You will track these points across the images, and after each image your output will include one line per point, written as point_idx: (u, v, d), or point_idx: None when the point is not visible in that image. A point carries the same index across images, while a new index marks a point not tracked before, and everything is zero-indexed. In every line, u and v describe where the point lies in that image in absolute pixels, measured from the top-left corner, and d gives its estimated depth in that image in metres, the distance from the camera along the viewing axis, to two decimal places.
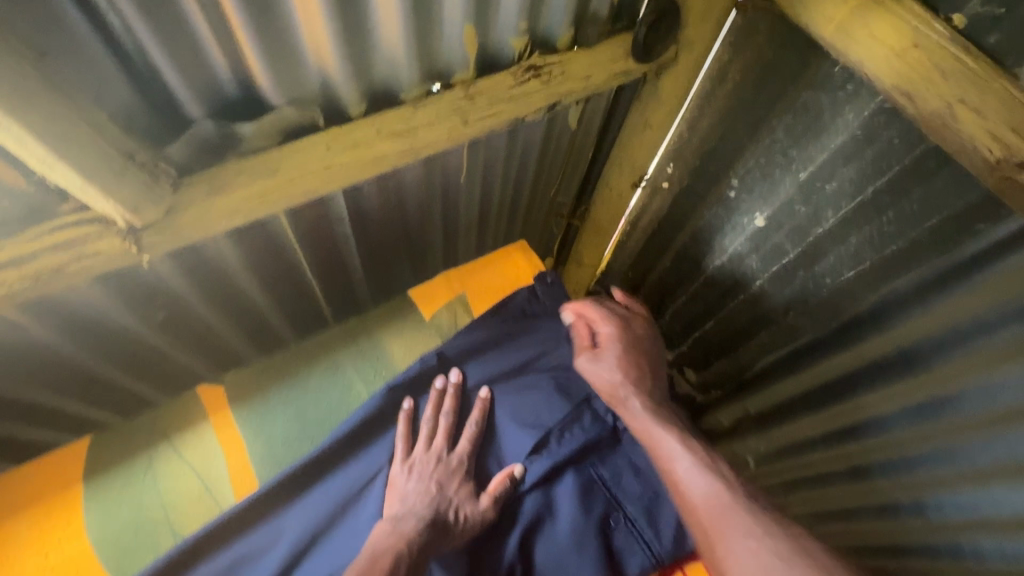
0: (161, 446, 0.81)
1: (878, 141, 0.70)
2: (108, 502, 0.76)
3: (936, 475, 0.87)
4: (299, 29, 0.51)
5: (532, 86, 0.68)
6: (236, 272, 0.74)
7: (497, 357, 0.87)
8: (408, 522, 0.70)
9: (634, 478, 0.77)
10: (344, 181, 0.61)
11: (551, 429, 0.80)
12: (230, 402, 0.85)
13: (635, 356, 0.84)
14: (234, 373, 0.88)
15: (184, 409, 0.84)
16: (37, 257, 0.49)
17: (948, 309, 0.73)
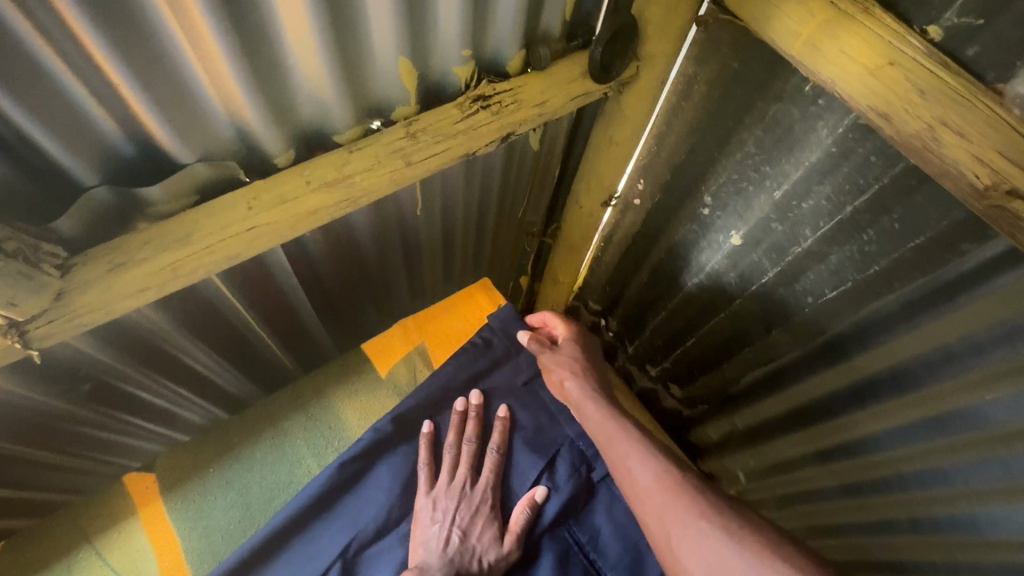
0: (82, 550, 0.70)
1: (855, 157, 0.65)
2: None
3: (931, 495, 0.83)
4: (199, 78, 0.44)
5: (480, 117, 0.62)
6: (172, 337, 0.66)
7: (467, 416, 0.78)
8: (432, 575, 0.66)
9: (615, 538, 0.73)
10: (273, 240, 0.54)
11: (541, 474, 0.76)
12: (162, 491, 0.75)
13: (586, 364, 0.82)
14: (168, 457, 0.78)
15: (107, 503, 0.74)
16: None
17: (935, 328, 0.69)
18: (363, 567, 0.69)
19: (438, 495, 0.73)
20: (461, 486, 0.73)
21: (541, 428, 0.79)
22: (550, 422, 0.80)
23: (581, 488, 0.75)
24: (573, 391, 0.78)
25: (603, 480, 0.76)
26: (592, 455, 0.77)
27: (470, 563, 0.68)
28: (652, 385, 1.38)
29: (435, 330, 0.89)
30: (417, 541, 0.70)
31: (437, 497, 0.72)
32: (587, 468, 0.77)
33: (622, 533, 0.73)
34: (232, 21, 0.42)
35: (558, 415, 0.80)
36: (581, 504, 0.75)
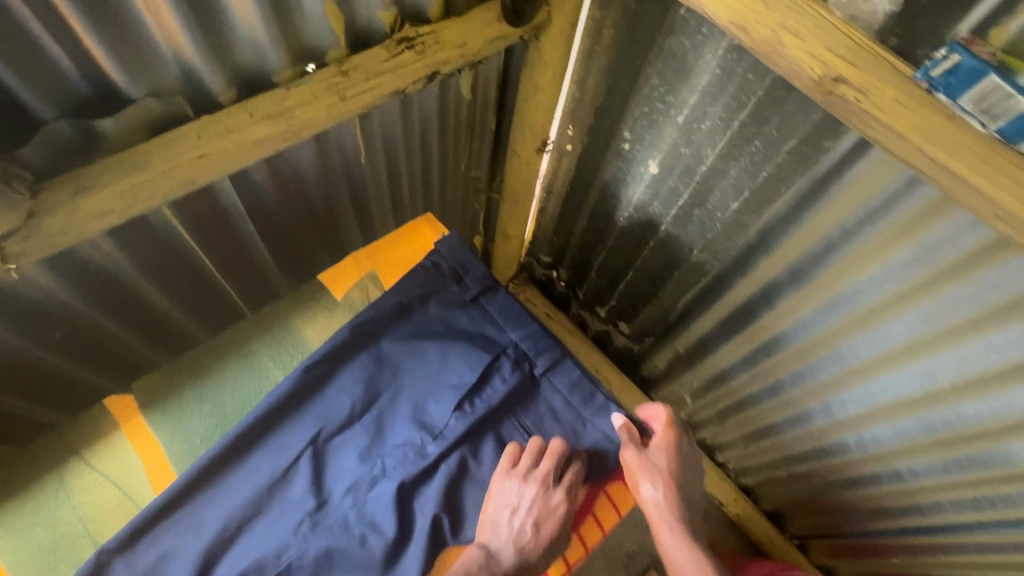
0: (71, 461, 0.75)
1: (736, 77, 0.75)
2: (17, 526, 0.70)
3: (833, 378, 0.97)
4: (144, 19, 0.50)
5: (406, 57, 0.69)
6: (132, 277, 0.73)
7: (421, 324, 0.82)
8: (500, 561, 0.72)
9: (556, 419, 0.81)
10: (223, 169, 0.60)
11: (495, 366, 0.81)
12: (141, 408, 0.79)
13: (677, 479, 0.82)
14: (145, 382, 0.80)
15: (92, 422, 0.77)
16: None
17: (815, 223, 0.81)
18: (328, 458, 0.75)
19: (503, 484, 0.75)
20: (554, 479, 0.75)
21: (486, 335, 0.83)
22: (496, 329, 0.84)
23: (524, 382, 0.81)
24: (661, 514, 0.82)
25: (544, 376, 0.82)
26: (534, 353, 0.82)
27: (537, 553, 0.74)
28: (604, 326, 1.48)
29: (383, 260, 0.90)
30: (486, 521, 0.74)
31: (513, 492, 0.74)
32: (529, 365, 0.82)
33: (563, 415, 0.82)
34: None
35: (502, 323, 0.84)
36: (523, 395, 0.81)
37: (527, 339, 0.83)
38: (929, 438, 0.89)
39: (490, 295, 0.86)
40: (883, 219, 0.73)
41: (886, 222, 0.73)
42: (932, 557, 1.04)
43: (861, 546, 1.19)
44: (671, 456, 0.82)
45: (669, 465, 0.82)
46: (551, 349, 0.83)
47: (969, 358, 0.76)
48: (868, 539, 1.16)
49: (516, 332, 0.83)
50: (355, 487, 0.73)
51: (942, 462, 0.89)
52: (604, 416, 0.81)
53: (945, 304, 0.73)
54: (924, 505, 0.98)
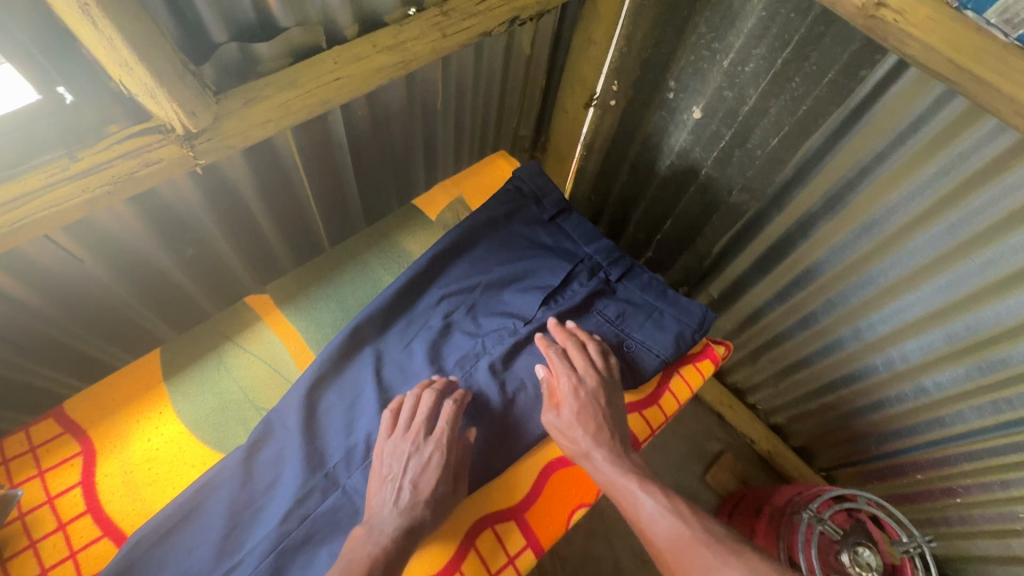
0: (226, 344, 0.84)
1: (779, 18, 0.85)
2: (189, 392, 0.80)
3: (864, 300, 1.06)
4: None
5: (495, 3, 0.79)
6: (252, 200, 0.83)
7: (506, 241, 0.93)
8: (382, 529, 0.65)
9: (634, 312, 0.89)
10: (351, 93, 0.71)
11: (574, 272, 0.91)
12: (277, 303, 0.88)
13: (604, 407, 0.77)
14: (276, 285, 0.90)
15: (239, 314, 0.87)
16: (113, 163, 0.58)
17: (849, 150, 0.91)
18: (437, 347, 0.84)
19: (382, 451, 0.72)
20: (436, 434, 0.72)
21: (564, 248, 0.94)
22: (573, 245, 0.94)
23: (602, 285, 0.91)
24: (583, 443, 0.74)
25: (619, 281, 0.92)
26: (608, 263, 0.93)
27: (423, 512, 0.67)
28: None
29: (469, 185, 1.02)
30: (372, 493, 0.70)
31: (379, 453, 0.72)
32: (603, 274, 0.92)
33: (640, 311, 0.90)
34: None
35: (577, 238, 0.95)
36: (603, 296, 0.90)
37: (601, 252, 0.93)
38: (952, 347, 0.98)
39: (565, 215, 0.97)
40: (914, 137, 0.82)
41: (917, 139, 0.82)
42: (955, 468, 1.13)
43: (888, 468, 1.28)
44: (596, 387, 0.78)
45: (596, 395, 0.78)
46: (622, 261, 0.93)
47: (992, 262, 0.85)
48: (893, 460, 1.25)
49: (591, 245, 0.94)
50: (464, 360, 0.83)
51: (965, 370, 0.99)
52: (676, 308, 0.88)
53: (970, 213, 0.83)
54: (947, 415, 1.07)
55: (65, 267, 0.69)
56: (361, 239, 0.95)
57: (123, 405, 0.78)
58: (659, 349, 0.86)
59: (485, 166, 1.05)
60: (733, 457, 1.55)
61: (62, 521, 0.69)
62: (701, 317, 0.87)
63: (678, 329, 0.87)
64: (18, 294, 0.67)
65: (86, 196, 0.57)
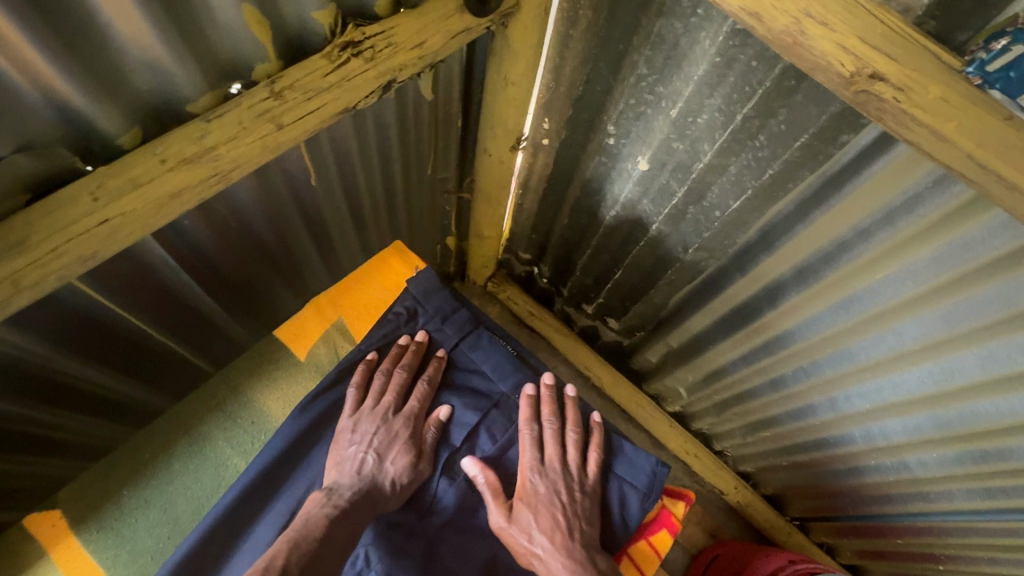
0: None
1: (738, 65, 0.66)
2: None
3: (839, 373, 0.92)
4: (10, 71, 0.40)
5: (354, 67, 0.57)
6: (46, 356, 0.61)
7: None
8: (342, 493, 0.67)
9: None
10: (134, 233, 0.48)
11: (480, 425, 0.80)
12: (72, 526, 0.71)
13: (569, 502, 0.74)
14: (73, 488, 0.73)
15: (14, 554, 0.68)
16: None
17: (824, 222, 0.74)
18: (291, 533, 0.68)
19: (343, 428, 0.75)
20: (405, 407, 0.77)
21: (475, 386, 0.83)
22: (484, 380, 0.83)
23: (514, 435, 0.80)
24: (537, 546, 0.70)
25: None
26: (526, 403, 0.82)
27: (383, 483, 0.70)
28: (591, 322, 1.41)
29: (352, 301, 0.88)
30: (334, 463, 0.72)
31: (349, 420, 0.75)
32: None
33: None
34: (29, 4, 0.37)
35: (490, 373, 0.83)
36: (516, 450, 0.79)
37: (518, 390, 0.83)
38: (941, 433, 0.86)
39: (473, 339, 0.85)
40: (905, 217, 0.66)
41: (907, 220, 0.66)
42: (937, 539, 1.03)
43: (865, 527, 1.18)
44: (560, 480, 0.75)
45: (558, 490, 0.74)
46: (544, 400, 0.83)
47: (992, 356, 0.71)
48: (870, 521, 1.15)
49: (506, 383, 0.83)
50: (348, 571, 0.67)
51: (956, 455, 0.86)
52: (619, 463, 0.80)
53: (970, 303, 0.68)
54: (931, 492, 0.96)
55: None
56: (199, 399, 0.80)
57: None
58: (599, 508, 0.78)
59: (372, 265, 0.91)
60: (700, 508, 1.44)
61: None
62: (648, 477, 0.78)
63: (621, 491, 0.79)
64: None
65: None
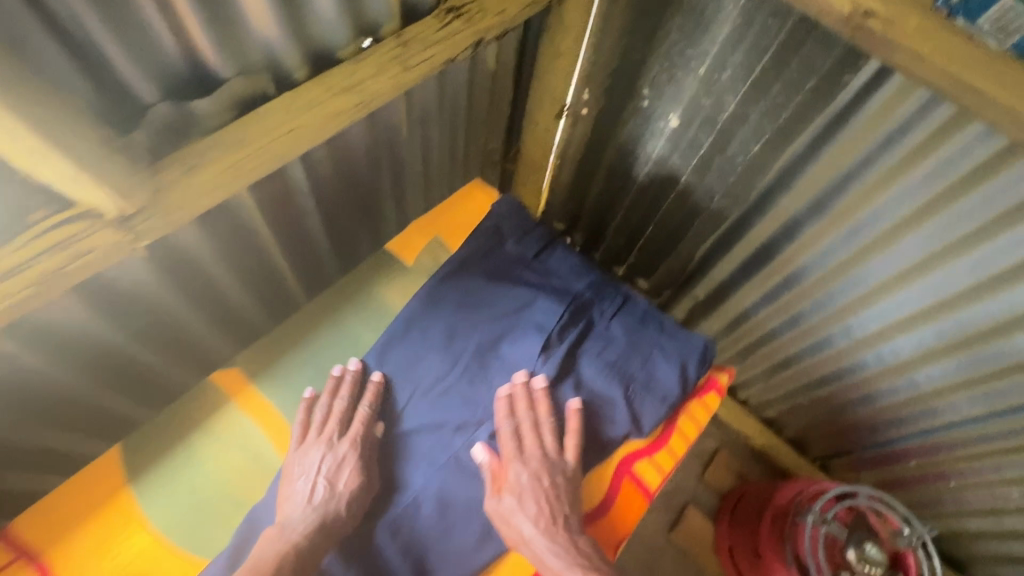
0: (195, 435, 0.84)
1: (756, 24, 0.81)
2: (165, 492, 0.80)
3: (851, 300, 1.05)
4: (249, 19, 0.56)
5: (456, 26, 0.72)
6: (209, 263, 0.75)
7: (493, 291, 0.92)
8: (294, 529, 0.72)
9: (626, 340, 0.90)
10: (308, 141, 0.64)
11: (564, 312, 0.90)
12: (250, 380, 0.89)
13: (551, 488, 0.77)
14: (244, 356, 0.91)
15: (209, 399, 0.87)
16: (35, 261, 0.49)
17: (833, 155, 0.89)
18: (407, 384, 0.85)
19: (291, 459, 0.78)
20: (340, 445, 0.78)
21: (554, 285, 0.95)
22: (561, 282, 0.95)
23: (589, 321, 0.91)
24: (525, 531, 0.74)
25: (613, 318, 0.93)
26: (599, 298, 0.94)
27: (335, 509, 0.74)
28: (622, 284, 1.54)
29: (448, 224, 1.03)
30: (284, 497, 0.75)
31: (295, 453, 0.78)
32: (597, 309, 0.93)
33: (635, 346, 0.91)
34: None
35: (565, 275, 0.96)
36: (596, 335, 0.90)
37: (590, 288, 0.95)
38: (944, 342, 0.98)
39: (549, 251, 0.99)
40: (900, 141, 0.80)
41: (903, 145, 0.80)
42: (948, 455, 1.15)
43: (881, 455, 1.30)
44: (542, 469, 0.78)
45: (541, 481, 0.77)
46: (613, 297, 0.95)
47: (982, 260, 0.84)
48: (886, 448, 1.27)
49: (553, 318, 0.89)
50: (464, 427, 0.83)
51: (958, 363, 0.99)
52: (675, 341, 0.92)
53: (960, 214, 0.82)
54: (939, 405, 1.08)
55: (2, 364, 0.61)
56: (332, 295, 0.96)
57: (85, 515, 0.78)
58: (667, 384, 0.88)
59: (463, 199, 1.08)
60: (727, 453, 1.55)
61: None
62: (701, 351, 0.91)
63: (681, 363, 0.90)
64: None
65: (5, 303, 0.48)
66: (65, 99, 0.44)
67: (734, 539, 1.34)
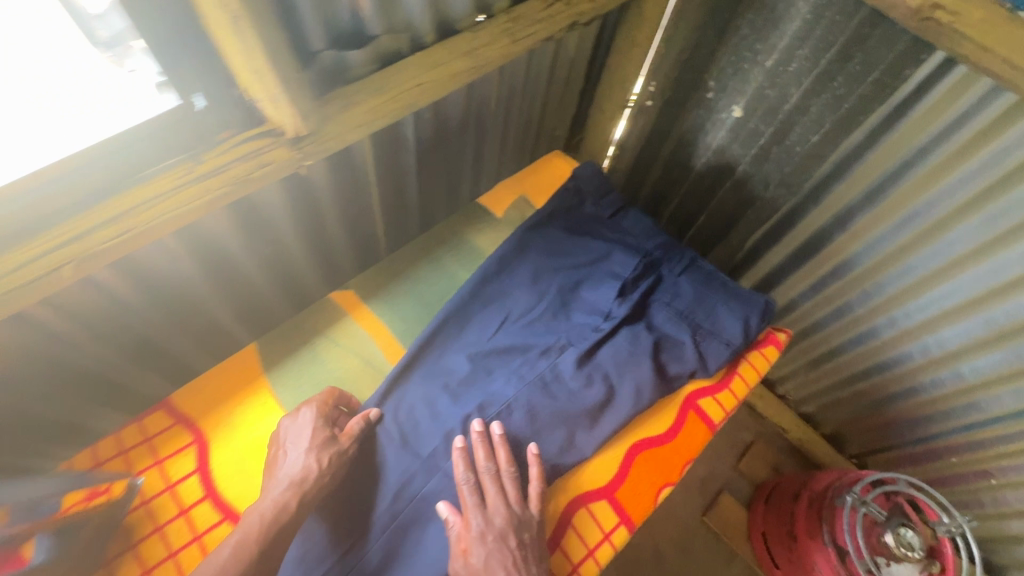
0: (318, 340, 0.85)
1: (825, 21, 0.90)
2: (290, 385, 0.81)
3: (899, 289, 1.10)
4: None
5: (558, 8, 0.83)
6: (327, 204, 0.86)
7: (559, 241, 0.83)
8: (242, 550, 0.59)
9: (692, 292, 0.81)
10: (433, 95, 0.74)
11: (633, 267, 0.81)
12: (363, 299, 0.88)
13: (518, 551, 0.60)
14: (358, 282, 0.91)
15: (326, 312, 0.87)
16: (230, 165, 0.62)
17: (891, 144, 0.95)
18: (459, 333, 0.76)
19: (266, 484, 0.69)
20: (336, 444, 0.68)
21: (625, 242, 0.85)
22: (633, 240, 0.86)
23: (654, 272, 0.82)
24: None
25: (679, 275, 0.82)
26: (668, 256, 0.85)
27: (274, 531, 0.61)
28: None
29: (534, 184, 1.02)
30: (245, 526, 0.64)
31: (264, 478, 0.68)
32: (665, 266, 0.83)
33: (703, 299, 0.80)
34: None
35: (637, 233, 0.87)
36: (665, 289, 0.81)
37: (662, 246, 0.85)
38: (990, 332, 1.02)
39: (625, 211, 0.90)
40: (958, 131, 0.87)
41: (960, 134, 0.87)
42: (989, 452, 1.17)
43: (920, 453, 1.32)
44: (505, 530, 0.61)
45: (504, 540, 0.60)
46: (680, 254, 0.85)
47: None
48: (924, 445, 1.29)
49: (625, 269, 0.81)
50: (518, 374, 0.71)
51: (1004, 354, 1.03)
52: (737, 295, 0.81)
53: (1012, 201, 0.87)
54: (983, 399, 1.11)
55: (170, 268, 0.72)
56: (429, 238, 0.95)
57: (224, 401, 0.80)
58: (729, 336, 0.78)
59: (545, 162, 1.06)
60: (764, 445, 1.59)
61: (185, 506, 0.72)
62: (762, 305, 0.80)
63: (745, 314, 0.79)
64: (120, 294, 0.69)
65: (205, 197, 0.61)
66: (278, 34, 0.56)
67: (768, 523, 1.37)
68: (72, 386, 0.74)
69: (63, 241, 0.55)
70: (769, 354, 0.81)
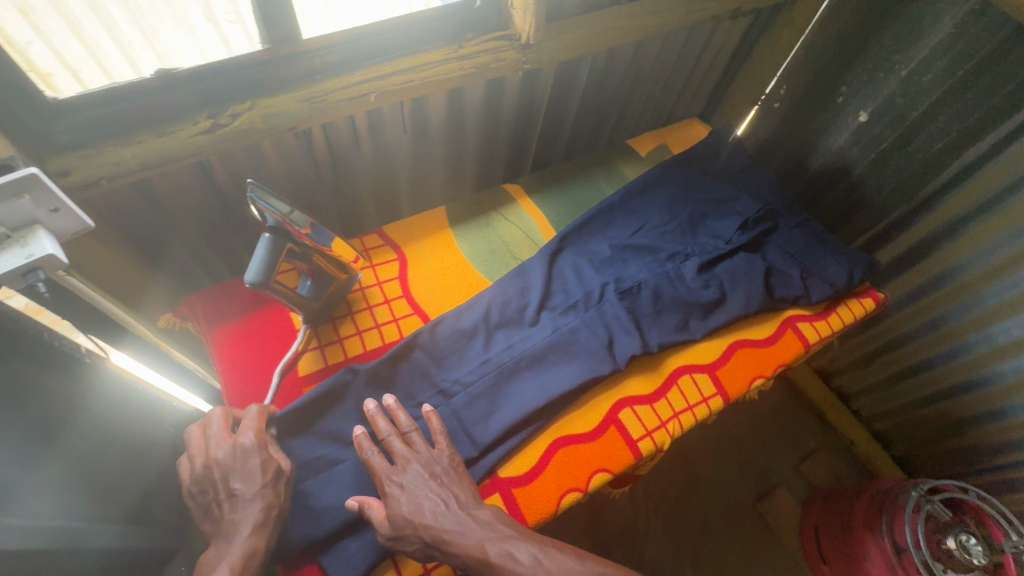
0: (493, 213, 1.00)
1: (968, 35, 1.00)
2: (469, 239, 0.96)
3: (999, 304, 1.14)
4: None
5: None
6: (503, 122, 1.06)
7: (694, 181, 0.99)
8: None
9: (803, 242, 0.93)
10: (620, 40, 0.93)
11: (755, 210, 0.94)
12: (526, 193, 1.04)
13: (442, 489, 0.66)
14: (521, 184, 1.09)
15: (497, 196, 1.03)
16: (477, 55, 0.86)
17: (1015, 156, 1.03)
18: (602, 231, 0.92)
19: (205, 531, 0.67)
20: (277, 473, 0.68)
21: (750, 192, 0.99)
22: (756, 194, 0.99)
23: (772, 221, 0.95)
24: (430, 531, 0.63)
25: (792, 228, 0.94)
26: (786, 211, 0.97)
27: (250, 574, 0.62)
28: None
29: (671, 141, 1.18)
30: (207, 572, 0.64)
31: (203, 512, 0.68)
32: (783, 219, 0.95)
33: (813, 248, 0.92)
34: None
35: (760, 188, 1.00)
36: (779, 235, 0.93)
37: (781, 201, 0.98)
38: None
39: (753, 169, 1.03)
40: None
41: None
42: None
43: (997, 483, 1.32)
44: (421, 473, 0.67)
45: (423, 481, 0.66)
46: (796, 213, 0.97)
47: None
48: (1002, 474, 1.30)
49: (749, 210, 0.94)
50: (651, 268, 0.87)
51: None
52: (845, 251, 0.92)
53: None
54: None
55: (394, 133, 0.94)
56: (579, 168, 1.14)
57: (416, 239, 0.95)
58: (834, 280, 0.88)
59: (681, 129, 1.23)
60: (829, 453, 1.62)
61: (388, 297, 0.88)
62: (868, 260, 0.91)
63: (851, 266, 0.90)
64: (362, 142, 0.93)
65: (462, 71, 0.85)
66: None
67: (821, 519, 1.40)
68: (306, 203, 1.00)
69: (370, 78, 0.81)
70: (867, 305, 0.91)
